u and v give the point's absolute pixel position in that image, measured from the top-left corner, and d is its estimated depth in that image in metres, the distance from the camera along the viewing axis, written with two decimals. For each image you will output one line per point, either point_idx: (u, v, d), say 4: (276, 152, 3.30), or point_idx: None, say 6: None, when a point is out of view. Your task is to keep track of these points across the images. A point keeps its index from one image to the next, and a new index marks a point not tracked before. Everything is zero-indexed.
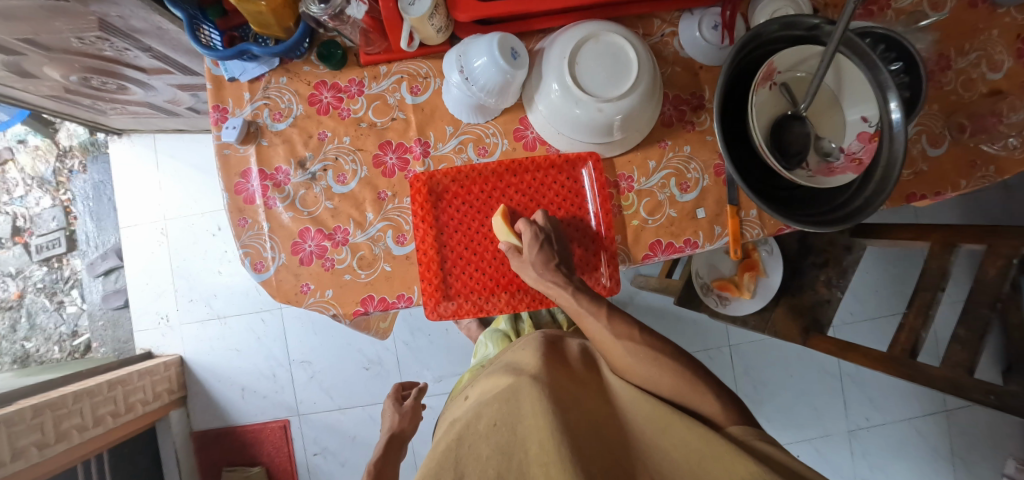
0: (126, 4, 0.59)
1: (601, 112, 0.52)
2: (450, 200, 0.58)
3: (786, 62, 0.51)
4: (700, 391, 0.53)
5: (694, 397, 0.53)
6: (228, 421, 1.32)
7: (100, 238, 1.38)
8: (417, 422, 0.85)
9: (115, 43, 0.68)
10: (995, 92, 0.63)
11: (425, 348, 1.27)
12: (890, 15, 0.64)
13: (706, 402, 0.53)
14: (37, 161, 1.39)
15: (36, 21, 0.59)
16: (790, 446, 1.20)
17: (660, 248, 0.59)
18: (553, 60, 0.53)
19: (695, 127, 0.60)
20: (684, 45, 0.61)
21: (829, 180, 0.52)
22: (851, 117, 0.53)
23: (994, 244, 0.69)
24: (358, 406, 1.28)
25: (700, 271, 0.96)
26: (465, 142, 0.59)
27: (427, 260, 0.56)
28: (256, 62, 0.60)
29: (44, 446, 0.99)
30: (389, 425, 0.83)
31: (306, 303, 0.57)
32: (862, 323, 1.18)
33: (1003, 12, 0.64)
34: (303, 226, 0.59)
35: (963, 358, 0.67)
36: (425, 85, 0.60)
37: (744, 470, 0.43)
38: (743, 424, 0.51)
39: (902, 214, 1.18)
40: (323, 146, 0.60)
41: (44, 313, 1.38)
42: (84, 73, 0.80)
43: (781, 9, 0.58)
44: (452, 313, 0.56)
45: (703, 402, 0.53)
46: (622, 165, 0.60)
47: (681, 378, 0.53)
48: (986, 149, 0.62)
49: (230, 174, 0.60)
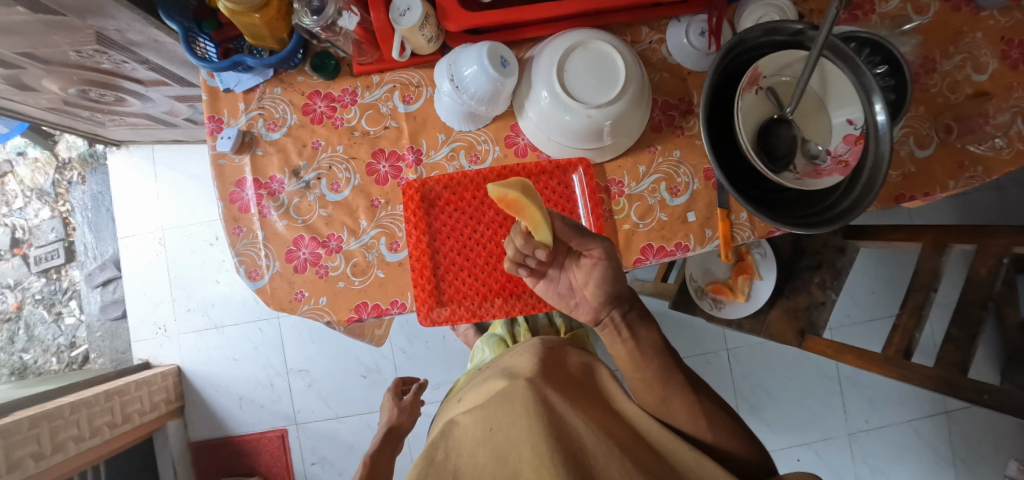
0: (123, 18, 0.59)
1: (591, 118, 0.53)
2: (442, 206, 0.58)
3: (771, 67, 0.52)
4: (724, 432, 0.51)
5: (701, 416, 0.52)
6: (226, 431, 1.31)
7: (98, 249, 1.39)
8: (416, 415, 0.86)
9: (113, 56, 0.69)
10: (981, 93, 0.64)
11: (422, 355, 1.27)
12: (874, 20, 0.66)
13: (734, 445, 0.51)
14: (37, 173, 1.40)
15: (35, 35, 0.60)
16: (789, 450, 1.20)
17: (652, 252, 0.60)
18: (542, 68, 0.54)
19: (684, 131, 0.61)
20: (671, 52, 0.62)
21: (816, 182, 0.53)
22: (836, 120, 0.53)
23: (984, 244, 0.69)
24: (355, 415, 1.27)
25: (694, 275, 0.96)
26: (457, 150, 0.60)
27: (419, 266, 0.57)
28: (251, 73, 0.61)
29: (40, 457, 0.99)
30: (387, 419, 0.84)
31: (300, 311, 0.57)
32: (859, 325, 1.18)
33: (987, 15, 0.65)
34: (297, 234, 0.59)
35: (956, 358, 0.67)
36: (417, 94, 0.61)
37: None
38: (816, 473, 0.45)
39: (896, 215, 1.19)
40: (317, 155, 0.60)
41: (42, 325, 1.38)
42: (83, 85, 0.81)
43: (766, 14, 0.59)
44: (446, 319, 0.57)
45: (733, 446, 0.51)
46: (612, 170, 0.60)
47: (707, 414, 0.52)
48: (974, 150, 0.63)
49: (226, 183, 0.60)
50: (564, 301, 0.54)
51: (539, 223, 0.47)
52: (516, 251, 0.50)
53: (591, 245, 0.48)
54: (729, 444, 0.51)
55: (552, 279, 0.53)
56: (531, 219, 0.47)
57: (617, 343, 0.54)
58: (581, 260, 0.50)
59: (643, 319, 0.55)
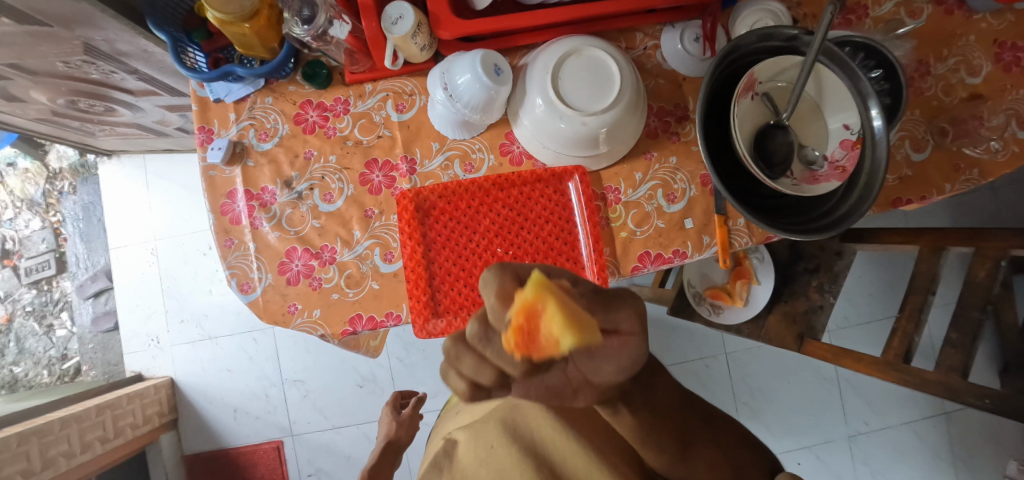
0: (111, 29, 0.58)
1: (586, 125, 0.52)
2: (437, 215, 0.58)
3: (765, 73, 0.51)
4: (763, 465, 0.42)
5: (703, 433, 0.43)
6: (221, 443, 1.30)
7: (90, 260, 1.37)
8: (414, 429, 0.84)
9: (101, 66, 0.68)
10: (975, 96, 0.64)
11: (419, 364, 1.26)
12: (868, 24, 0.66)
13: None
14: (26, 183, 1.39)
15: (21, 46, 0.59)
16: (790, 455, 1.19)
17: (649, 260, 0.59)
18: (537, 75, 0.53)
19: (680, 138, 0.61)
20: (666, 57, 0.62)
21: (814, 188, 0.52)
22: (832, 125, 0.53)
23: (982, 247, 0.69)
24: (352, 425, 1.26)
25: (691, 280, 0.95)
26: (451, 158, 0.60)
27: (414, 277, 0.56)
28: (241, 83, 0.60)
29: (30, 474, 0.96)
30: (386, 433, 0.83)
31: (294, 324, 0.56)
32: (857, 328, 1.18)
33: (979, 18, 0.65)
34: (289, 246, 0.58)
35: (956, 361, 0.67)
36: (410, 102, 0.60)
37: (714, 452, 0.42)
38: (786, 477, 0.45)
39: (891, 218, 1.20)
40: (309, 165, 0.60)
41: (32, 337, 1.36)
42: (71, 95, 0.80)
43: (761, 19, 0.59)
44: (441, 331, 0.55)
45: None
46: (608, 177, 0.60)
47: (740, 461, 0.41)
48: (969, 153, 0.63)
49: (217, 194, 0.59)
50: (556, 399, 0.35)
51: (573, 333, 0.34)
52: (495, 372, 0.33)
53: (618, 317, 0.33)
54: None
55: (542, 375, 0.34)
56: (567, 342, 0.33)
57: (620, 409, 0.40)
58: (602, 341, 0.33)
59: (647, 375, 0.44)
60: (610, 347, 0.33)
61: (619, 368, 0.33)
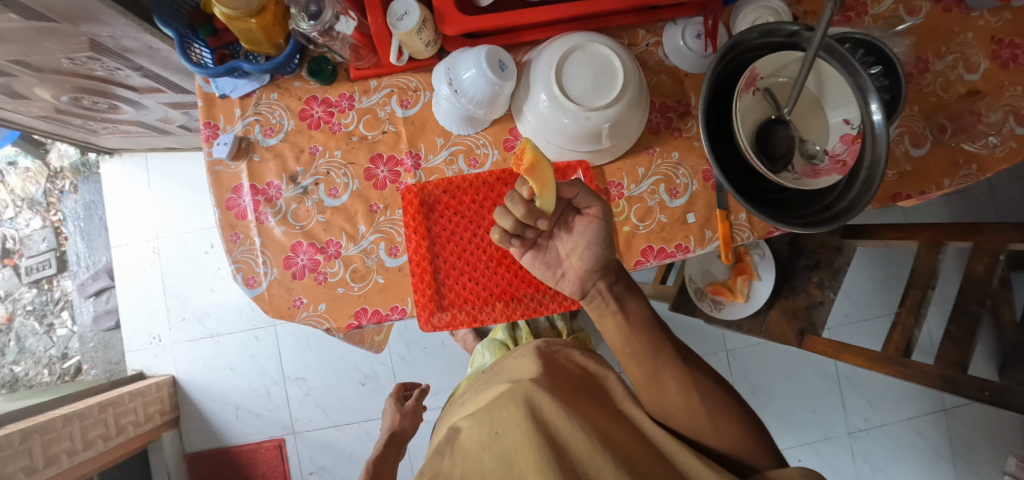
0: (117, 24, 0.59)
1: (590, 121, 0.53)
2: (442, 210, 0.58)
3: (768, 68, 0.52)
4: (736, 424, 0.49)
5: (673, 383, 0.48)
6: (222, 442, 1.30)
7: (91, 259, 1.37)
8: (417, 421, 0.85)
9: (106, 63, 0.69)
10: (973, 92, 0.64)
11: (421, 362, 1.26)
12: (867, 21, 0.67)
13: (755, 455, 0.49)
14: (27, 183, 1.39)
15: (26, 43, 0.59)
16: (791, 450, 1.20)
17: (652, 254, 0.59)
18: (542, 71, 0.54)
19: (683, 133, 0.61)
20: (668, 54, 0.62)
21: (814, 182, 0.52)
22: (833, 120, 0.53)
23: (982, 241, 0.70)
24: (354, 423, 1.26)
25: (693, 276, 0.95)
26: (456, 154, 0.60)
27: (420, 271, 0.56)
28: (247, 79, 0.61)
29: (32, 472, 0.97)
30: (390, 426, 0.83)
31: (299, 317, 0.57)
32: (857, 324, 1.19)
33: (977, 15, 0.66)
34: (295, 240, 0.59)
35: (955, 355, 0.67)
36: (415, 98, 0.61)
37: (677, 387, 0.48)
38: (757, 443, 0.49)
39: (890, 215, 1.21)
40: (314, 160, 0.60)
41: (33, 337, 1.36)
42: (75, 93, 0.80)
43: (762, 16, 0.60)
44: (447, 324, 0.56)
45: (756, 458, 0.49)
46: (611, 172, 0.61)
47: (709, 401, 0.48)
48: (967, 148, 0.63)
49: (223, 189, 0.60)
50: (549, 273, 0.49)
51: (548, 187, 0.42)
52: (516, 221, 0.44)
53: (590, 200, 0.45)
54: (742, 447, 0.49)
55: (541, 248, 0.48)
56: (538, 179, 0.42)
57: (607, 317, 0.48)
58: (576, 219, 0.46)
59: (631, 291, 0.49)
60: (581, 223, 0.46)
61: (590, 242, 0.45)
